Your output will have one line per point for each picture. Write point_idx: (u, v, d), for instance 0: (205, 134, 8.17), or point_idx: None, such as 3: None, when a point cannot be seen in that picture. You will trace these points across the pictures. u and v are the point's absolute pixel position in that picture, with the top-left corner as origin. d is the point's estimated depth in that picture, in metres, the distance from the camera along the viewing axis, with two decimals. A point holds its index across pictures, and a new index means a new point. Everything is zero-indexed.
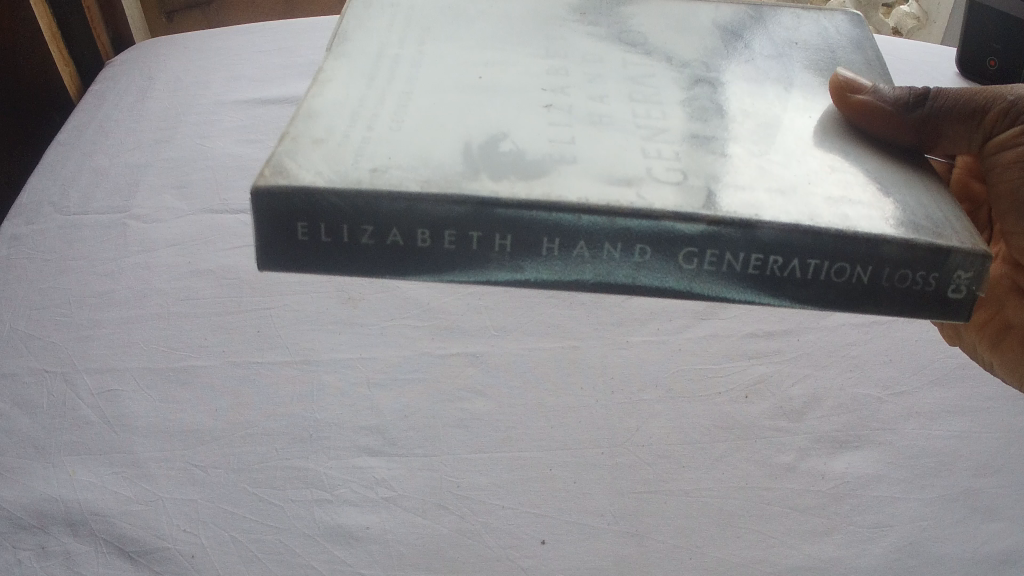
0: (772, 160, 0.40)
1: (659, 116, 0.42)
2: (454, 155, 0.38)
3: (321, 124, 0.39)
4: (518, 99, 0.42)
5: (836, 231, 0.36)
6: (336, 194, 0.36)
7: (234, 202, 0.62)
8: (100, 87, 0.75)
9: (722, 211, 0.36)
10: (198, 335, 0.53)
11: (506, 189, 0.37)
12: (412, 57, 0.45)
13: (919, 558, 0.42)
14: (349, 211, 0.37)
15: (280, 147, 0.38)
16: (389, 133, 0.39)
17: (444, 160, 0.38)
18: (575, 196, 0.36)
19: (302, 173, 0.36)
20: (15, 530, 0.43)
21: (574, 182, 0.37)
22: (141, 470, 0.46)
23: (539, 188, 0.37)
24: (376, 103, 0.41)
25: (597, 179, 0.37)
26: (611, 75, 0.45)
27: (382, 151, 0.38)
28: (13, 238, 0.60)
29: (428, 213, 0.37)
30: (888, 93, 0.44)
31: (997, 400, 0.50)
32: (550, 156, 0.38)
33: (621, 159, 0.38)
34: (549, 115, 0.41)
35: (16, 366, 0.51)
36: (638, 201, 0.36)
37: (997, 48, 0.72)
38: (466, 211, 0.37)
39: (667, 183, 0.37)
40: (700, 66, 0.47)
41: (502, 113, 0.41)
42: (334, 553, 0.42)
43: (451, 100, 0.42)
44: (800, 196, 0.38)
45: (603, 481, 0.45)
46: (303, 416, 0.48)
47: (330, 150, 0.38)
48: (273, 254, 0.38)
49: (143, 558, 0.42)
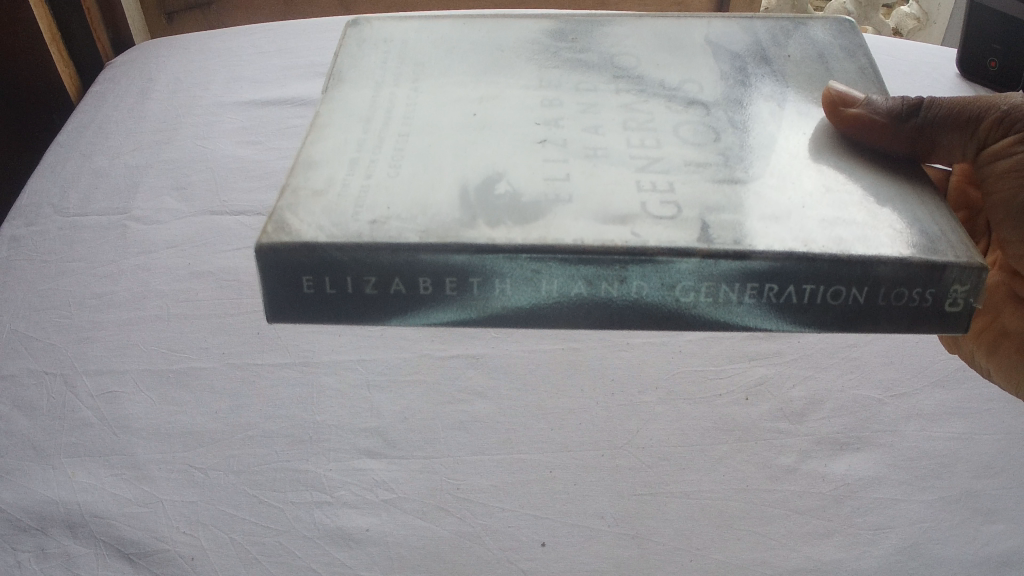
0: (767, 185, 0.40)
1: (654, 144, 0.42)
2: (450, 200, 0.38)
3: (321, 175, 0.40)
4: (513, 133, 0.43)
5: (831, 257, 0.36)
6: (338, 249, 0.37)
7: (234, 202, 0.62)
8: (99, 88, 0.75)
9: (715, 243, 0.36)
10: (197, 336, 0.53)
11: (502, 230, 0.37)
12: (408, 96, 0.46)
13: (920, 560, 0.42)
14: (352, 266, 0.37)
15: (281, 203, 0.38)
16: (387, 180, 0.39)
17: (442, 207, 0.38)
18: (569, 237, 0.36)
19: (304, 230, 0.37)
20: (14, 532, 0.43)
21: (568, 222, 0.37)
22: (142, 472, 0.46)
23: (535, 230, 0.37)
24: (376, 147, 0.42)
25: (591, 219, 0.37)
26: (605, 104, 0.46)
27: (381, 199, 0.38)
28: (13, 240, 0.60)
29: (428, 261, 0.37)
30: (881, 104, 0.44)
31: (998, 401, 0.50)
32: (544, 196, 0.38)
33: (617, 195, 0.39)
34: (545, 149, 0.42)
35: (15, 369, 0.51)
36: (632, 240, 0.36)
37: (998, 48, 0.72)
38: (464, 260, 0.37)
39: (662, 219, 0.37)
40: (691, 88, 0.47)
41: (498, 151, 0.42)
42: (334, 555, 0.42)
43: (448, 139, 0.42)
44: (793, 223, 0.38)
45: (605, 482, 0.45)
46: (303, 418, 0.48)
47: (331, 202, 0.38)
48: (280, 310, 0.38)
49: (143, 560, 0.42)
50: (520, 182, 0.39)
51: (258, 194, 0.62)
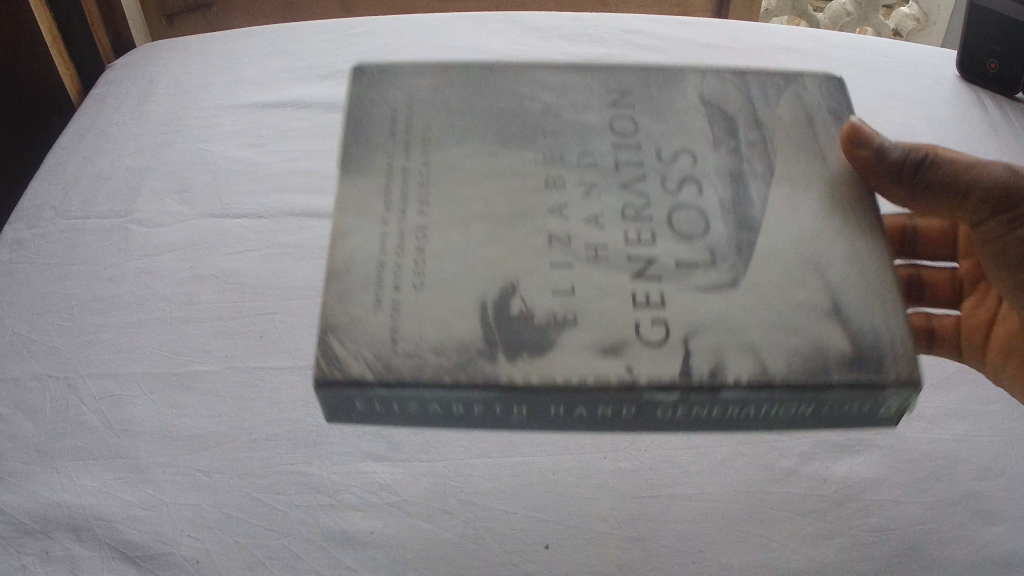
0: (798, 205, 0.41)
1: (682, 183, 0.41)
2: (497, 277, 0.37)
3: (355, 275, 0.37)
4: (539, 174, 0.41)
5: (869, 294, 0.38)
6: (393, 376, 0.34)
7: (236, 205, 0.62)
8: (100, 90, 0.75)
9: (761, 284, 0.37)
10: (199, 340, 0.53)
11: (573, 346, 0.35)
12: (428, 98, 0.45)
13: (914, 561, 0.43)
14: (399, 413, 0.35)
15: (321, 329, 0.35)
16: (421, 253, 0.38)
17: (488, 284, 0.37)
18: (646, 376, 0.34)
19: (358, 373, 0.34)
20: (19, 535, 0.44)
21: (636, 320, 0.36)
22: (146, 475, 0.46)
23: (615, 368, 0.34)
24: (393, 198, 0.40)
25: (640, 295, 0.37)
26: (631, 104, 0.45)
27: (433, 332, 0.35)
28: (15, 243, 0.60)
29: (495, 378, 0.34)
30: (891, 149, 0.44)
31: (998, 403, 0.50)
32: (590, 266, 0.38)
33: (657, 259, 0.38)
34: (575, 198, 0.40)
35: (19, 372, 0.52)
36: (693, 333, 0.35)
37: (998, 49, 0.72)
38: (530, 344, 0.35)
39: (706, 252, 0.38)
40: (706, 93, 0.45)
41: (526, 194, 0.40)
42: (339, 558, 0.43)
43: (469, 180, 0.41)
44: (830, 255, 0.39)
45: (656, 532, 0.43)
46: (307, 421, 0.49)
47: (376, 310, 0.36)
48: None
49: (150, 563, 0.43)
50: (567, 251, 0.38)
51: (259, 197, 0.62)
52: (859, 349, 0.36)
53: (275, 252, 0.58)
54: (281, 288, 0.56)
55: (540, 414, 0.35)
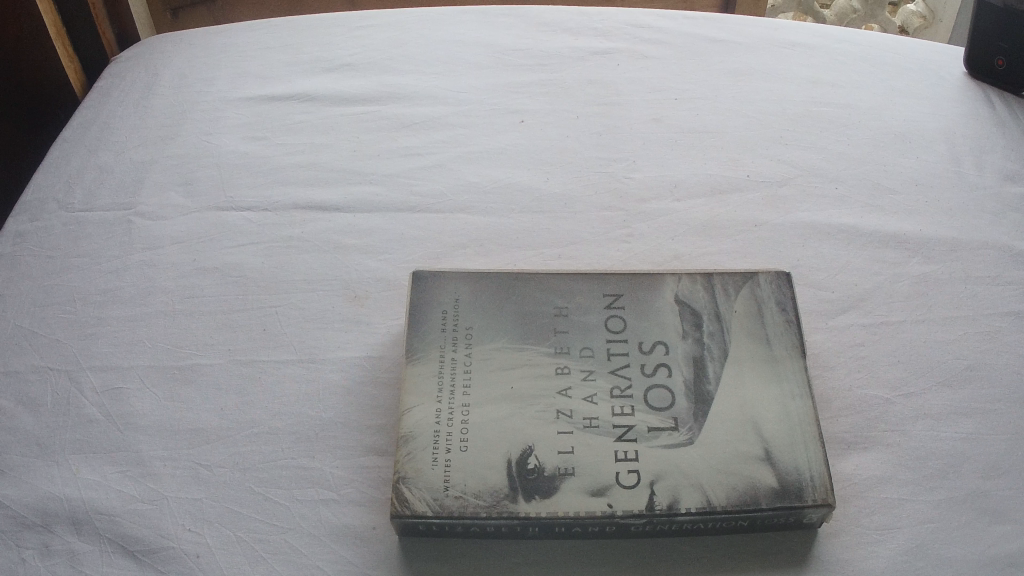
0: None
1: (654, 346, 0.48)
2: (514, 441, 0.44)
3: (418, 440, 0.44)
4: (549, 366, 0.48)
5: None
6: (449, 514, 0.42)
7: (239, 199, 0.61)
8: (106, 83, 0.74)
9: None
10: (201, 333, 0.53)
11: (572, 491, 0.43)
12: None
13: (926, 560, 0.43)
14: None
15: (394, 479, 0.43)
16: (466, 405, 0.45)
17: (514, 443, 0.44)
18: (622, 510, 0.42)
19: (422, 510, 0.42)
20: (18, 528, 0.44)
21: (615, 471, 0.43)
22: (147, 469, 0.46)
23: (598, 505, 0.42)
24: (448, 357, 0.48)
25: (621, 452, 0.44)
26: None
27: (473, 481, 0.43)
28: (17, 235, 0.59)
29: (518, 516, 0.42)
30: None
31: (1007, 401, 0.50)
32: (587, 433, 0.45)
33: (634, 427, 0.45)
34: (575, 384, 0.47)
35: (20, 365, 0.51)
36: (659, 479, 0.43)
37: (1003, 46, 0.71)
38: (546, 491, 0.43)
39: None
40: (681, 294, 0.51)
41: (538, 363, 0.48)
42: (341, 553, 0.43)
43: (494, 347, 0.48)
44: None
45: (662, 542, 0.44)
46: (310, 415, 0.49)
47: (436, 465, 0.43)
48: None
49: (149, 557, 0.43)
50: (569, 424, 0.45)
51: (262, 190, 0.62)
52: (784, 483, 0.43)
53: (278, 246, 0.58)
54: (285, 282, 0.55)
55: (552, 533, 0.43)
